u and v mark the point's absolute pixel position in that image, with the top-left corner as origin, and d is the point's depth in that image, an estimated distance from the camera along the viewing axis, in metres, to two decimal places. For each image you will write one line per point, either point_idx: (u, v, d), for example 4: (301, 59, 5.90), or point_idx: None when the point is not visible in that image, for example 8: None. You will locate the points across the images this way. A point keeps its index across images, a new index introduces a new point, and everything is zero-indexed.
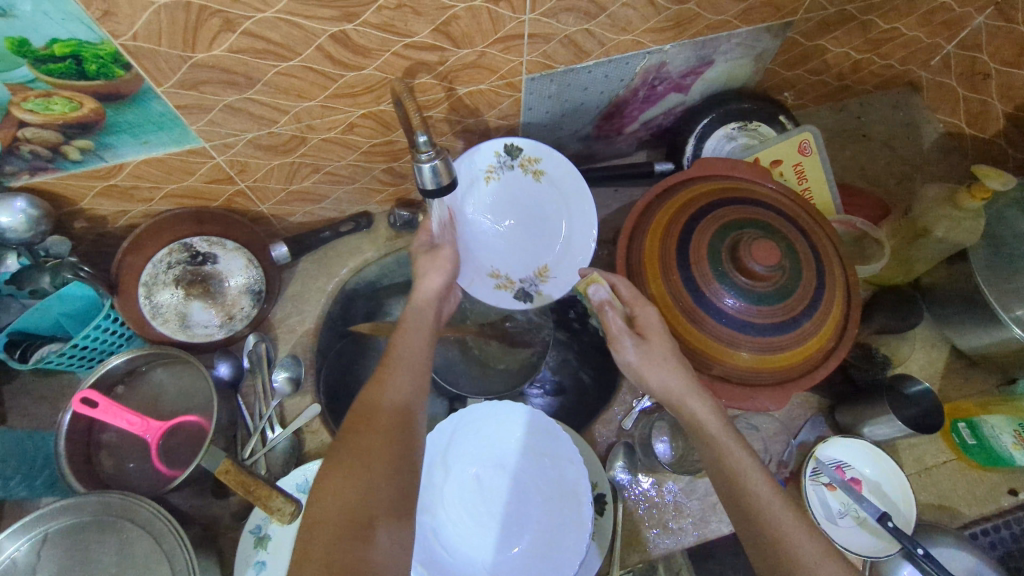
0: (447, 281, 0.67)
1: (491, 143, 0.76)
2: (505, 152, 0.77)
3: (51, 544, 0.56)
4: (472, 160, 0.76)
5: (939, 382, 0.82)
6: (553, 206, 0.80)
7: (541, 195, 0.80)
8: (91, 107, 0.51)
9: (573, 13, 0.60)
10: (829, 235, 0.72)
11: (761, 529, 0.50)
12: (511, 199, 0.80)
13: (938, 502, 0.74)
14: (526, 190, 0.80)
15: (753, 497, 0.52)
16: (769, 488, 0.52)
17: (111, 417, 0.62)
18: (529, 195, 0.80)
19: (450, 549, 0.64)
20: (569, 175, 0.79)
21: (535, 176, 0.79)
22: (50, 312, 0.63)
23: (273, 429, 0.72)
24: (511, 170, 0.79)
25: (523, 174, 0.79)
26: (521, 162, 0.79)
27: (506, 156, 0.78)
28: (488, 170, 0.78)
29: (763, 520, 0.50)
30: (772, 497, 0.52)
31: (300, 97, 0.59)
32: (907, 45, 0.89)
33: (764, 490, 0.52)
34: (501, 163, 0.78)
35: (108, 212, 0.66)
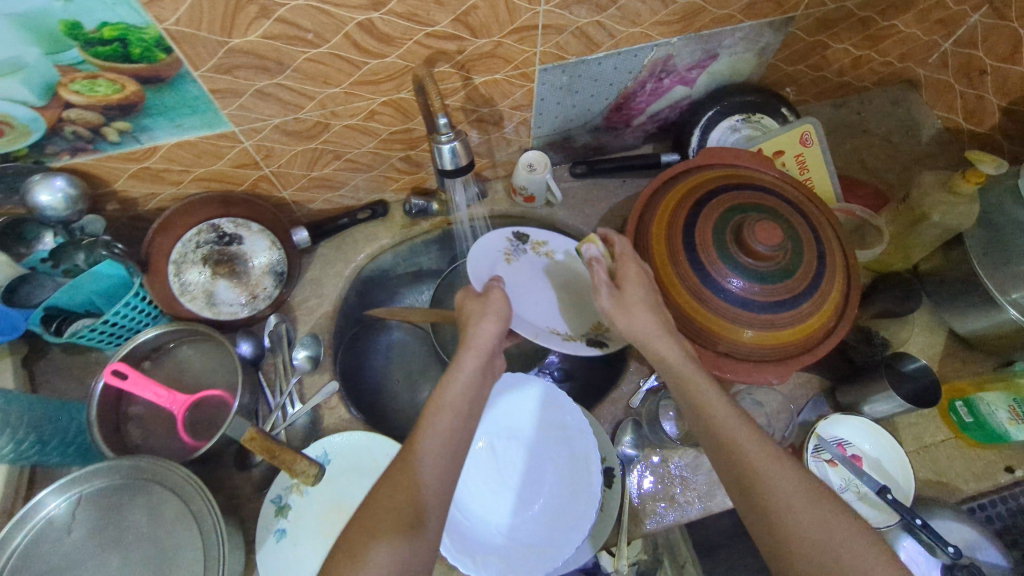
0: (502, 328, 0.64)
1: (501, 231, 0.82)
2: (515, 238, 0.82)
3: (86, 505, 0.59)
4: (489, 245, 0.80)
5: (938, 364, 0.84)
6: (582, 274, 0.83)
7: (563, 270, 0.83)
8: (133, 90, 0.55)
9: (585, 5, 0.63)
10: (828, 221, 0.75)
11: (745, 476, 0.53)
12: (538, 279, 0.81)
13: (937, 478, 0.76)
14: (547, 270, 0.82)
15: (736, 445, 0.54)
16: (753, 440, 0.54)
17: (138, 388, 0.66)
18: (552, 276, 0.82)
19: (468, 514, 0.68)
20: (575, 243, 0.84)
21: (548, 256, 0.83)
22: (83, 289, 0.66)
23: (293, 404, 0.75)
24: (524, 254, 0.82)
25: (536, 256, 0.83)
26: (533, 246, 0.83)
27: (516, 241, 0.83)
28: (505, 253, 0.81)
29: (752, 469, 0.52)
30: (751, 445, 0.54)
31: (326, 83, 0.62)
32: (906, 41, 0.92)
33: (748, 438, 0.54)
34: (514, 248, 0.82)
35: (139, 195, 0.69)
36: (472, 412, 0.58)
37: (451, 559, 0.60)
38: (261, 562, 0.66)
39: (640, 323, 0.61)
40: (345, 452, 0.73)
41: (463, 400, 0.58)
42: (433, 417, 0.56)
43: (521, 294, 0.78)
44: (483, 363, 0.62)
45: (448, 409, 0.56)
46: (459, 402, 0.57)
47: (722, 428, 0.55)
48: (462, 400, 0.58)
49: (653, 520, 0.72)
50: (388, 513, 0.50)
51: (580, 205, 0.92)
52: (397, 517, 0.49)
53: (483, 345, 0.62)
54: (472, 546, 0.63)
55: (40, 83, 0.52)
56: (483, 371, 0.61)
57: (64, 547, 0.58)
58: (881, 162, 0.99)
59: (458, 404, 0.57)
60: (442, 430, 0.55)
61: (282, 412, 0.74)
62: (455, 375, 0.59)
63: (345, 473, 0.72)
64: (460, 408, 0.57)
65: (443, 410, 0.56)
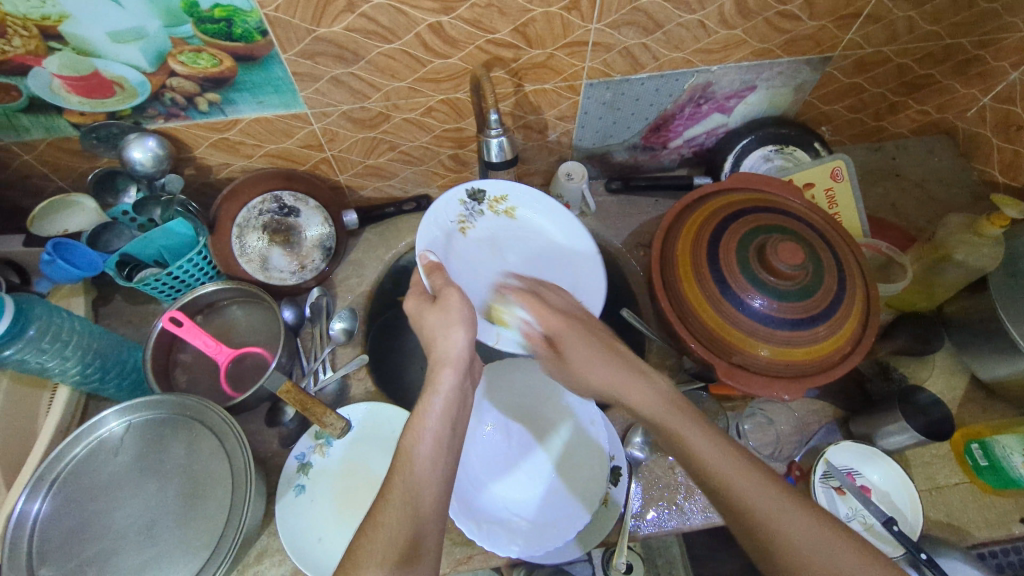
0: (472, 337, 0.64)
1: (456, 192, 0.80)
2: (470, 199, 0.81)
3: (134, 431, 0.66)
4: (441, 218, 0.78)
5: (957, 408, 0.84)
6: (542, 230, 0.84)
7: (523, 226, 0.84)
8: (228, 65, 0.62)
9: (633, 27, 0.69)
10: (852, 251, 0.77)
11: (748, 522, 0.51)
12: (496, 239, 0.82)
13: (948, 520, 0.75)
14: (503, 229, 0.83)
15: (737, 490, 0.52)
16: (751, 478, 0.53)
17: (189, 336, 0.70)
18: (511, 232, 0.83)
19: (477, 488, 0.72)
20: (528, 192, 0.83)
21: (506, 214, 0.83)
22: (154, 243, 0.72)
23: (325, 371, 0.80)
24: (481, 215, 0.82)
25: (494, 216, 0.83)
26: (488, 206, 0.82)
27: (472, 202, 0.81)
28: (460, 221, 0.80)
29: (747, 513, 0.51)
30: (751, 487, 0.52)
31: (393, 77, 0.69)
32: (943, 92, 0.94)
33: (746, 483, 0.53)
34: (470, 212, 0.81)
35: (214, 163, 0.77)
36: (455, 437, 0.59)
37: (461, 527, 0.65)
38: (279, 512, 0.69)
39: (602, 374, 0.65)
40: (367, 422, 0.77)
41: (445, 425, 0.58)
42: (415, 444, 0.55)
43: (480, 263, 0.80)
44: (460, 379, 0.62)
45: (428, 435, 0.56)
46: (442, 429, 0.58)
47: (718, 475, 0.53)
48: (443, 427, 0.58)
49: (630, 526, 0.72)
50: (383, 539, 0.48)
51: (612, 218, 0.96)
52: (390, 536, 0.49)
53: (458, 360, 0.62)
54: (479, 516, 0.68)
55: (153, 51, 0.60)
56: (458, 392, 0.61)
57: (111, 466, 0.64)
58: (913, 206, 1.00)
59: (440, 430, 0.57)
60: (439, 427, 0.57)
61: (315, 377, 0.79)
62: (431, 400, 0.59)
63: (365, 441, 0.76)
64: (441, 435, 0.57)
65: (423, 437, 0.56)
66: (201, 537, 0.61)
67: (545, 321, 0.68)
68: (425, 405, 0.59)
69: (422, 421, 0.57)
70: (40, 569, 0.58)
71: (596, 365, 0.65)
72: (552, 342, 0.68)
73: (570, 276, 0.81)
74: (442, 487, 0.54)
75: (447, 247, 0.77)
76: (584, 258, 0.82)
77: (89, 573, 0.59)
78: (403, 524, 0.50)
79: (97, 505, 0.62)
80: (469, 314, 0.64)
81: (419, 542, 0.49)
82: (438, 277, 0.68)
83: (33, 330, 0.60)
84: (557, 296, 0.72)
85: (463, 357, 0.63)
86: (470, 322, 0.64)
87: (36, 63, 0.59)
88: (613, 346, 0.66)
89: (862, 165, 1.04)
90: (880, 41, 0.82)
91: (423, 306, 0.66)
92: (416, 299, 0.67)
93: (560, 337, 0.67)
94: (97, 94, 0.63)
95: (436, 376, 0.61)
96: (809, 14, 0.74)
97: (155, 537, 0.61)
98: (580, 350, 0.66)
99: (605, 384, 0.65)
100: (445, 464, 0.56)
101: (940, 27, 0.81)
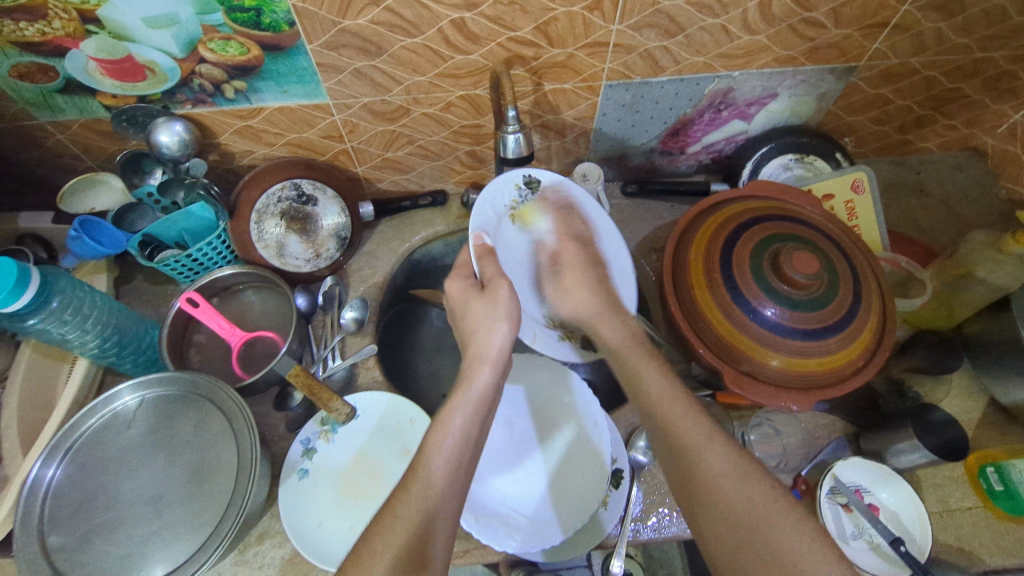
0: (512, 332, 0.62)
1: (511, 176, 0.77)
2: (525, 185, 0.78)
3: (147, 406, 0.68)
4: (495, 198, 0.76)
5: (974, 430, 0.81)
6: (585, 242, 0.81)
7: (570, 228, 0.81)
8: (256, 54, 0.64)
9: (655, 29, 0.69)
10: (871, 265, 0.76)
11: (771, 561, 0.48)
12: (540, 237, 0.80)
13: (958, 544, 0.73)
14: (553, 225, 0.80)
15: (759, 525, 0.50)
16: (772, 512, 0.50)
17: (205, 317, 0.72)
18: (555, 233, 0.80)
19: (482, 483, 0.72)
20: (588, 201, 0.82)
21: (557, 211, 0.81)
22: (176, 225, 0.74)
23: (334, 359, 0.81)
24: (532, 205, 0.80)
25: (545, 208, 0.80)
26: (542, 198, 0.80)
27: (527, 189, 0.79)
28: (511, 205, 0.78)
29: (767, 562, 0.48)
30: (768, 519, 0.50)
31: (414, 71, 0.70)
32: (972, 107, 0.92)
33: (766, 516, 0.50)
34: (523, 198, 0.79)
35: (237, 150, 0.79)
36: (479, 438, 0.58)
37: (461, 520, 0.65)
38: (282, 494, 0.70)
39: (579, 300, 0.75)
40: (382, 416, 0.78)
41: (472, 423, 0.58)
42: (440, 438, 0.56)
43: (521, 258, 0.78)
44: (495, 378, 0.62)
45: (455, 432, 0.57)
46: (469, 427, 0.58)
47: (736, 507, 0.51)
48: (470, 424, 0.58)
49: (630, 530, 0.71)
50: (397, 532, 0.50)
51: (626, 221, 0.96)
52: (404, 530, 0.50)
53: (497, 357, 0.62)
54: (478, 509, 0.68)
55: (185, 38, 0.62)
56: (492, 391, 0.61)
57: (123, 439, 0.66)
58: (936, 222, 0.98)
59: (466, 429, 0.57)
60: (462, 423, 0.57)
61: (324, 364, 0.80)
62: (463, 397, 0.59)
63: (378, 434, 0.77)
64: (466, 432, 0.57)
65: (449, 433, 0.56)
66: (204, 514, 0.62)
67: (563, 241, 0.80)
68: (457, 401, 0.59)
69: (452, 417, 0.57)
70: (50, 535, 0.60)
71: (585, 291, 0.76)
72: (556, 262, 0.79)
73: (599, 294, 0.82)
74: (458, 488, 0.54)
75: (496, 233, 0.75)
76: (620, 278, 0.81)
77: (96, 541, 0.60)
78: (412, 523, 0.50)
79: (108, 474, 0.64)
80: (516, 311, 0.63)
81: (427, 540, 0.49)
82: (489, 265, 0.66)
83: (56, 302, 0.63)
84: (579, 225, 0.81)
85: (502, 355, 0.63)
86: (516, 319, 0.63)
87: (73, 45, 0.61)
88: (602, 283, 0.77)
89: (884, 178, 1.03)
90: (907, 53, 0.81)
91: (469, 293, 0.65)
92: (462, 286, 0.67)
93: (564, 262, 0.79)
94: (130, 78, 0.65)
95: (471, 371, 0.61)
96: (835, 22, 0.73)
97: (160, 511, 0.62)
98: (575, 275, 0.77)
99: (583, 311, 0.75)
100: (463, 463, 0.55)
101: (970, 40, 0.79)
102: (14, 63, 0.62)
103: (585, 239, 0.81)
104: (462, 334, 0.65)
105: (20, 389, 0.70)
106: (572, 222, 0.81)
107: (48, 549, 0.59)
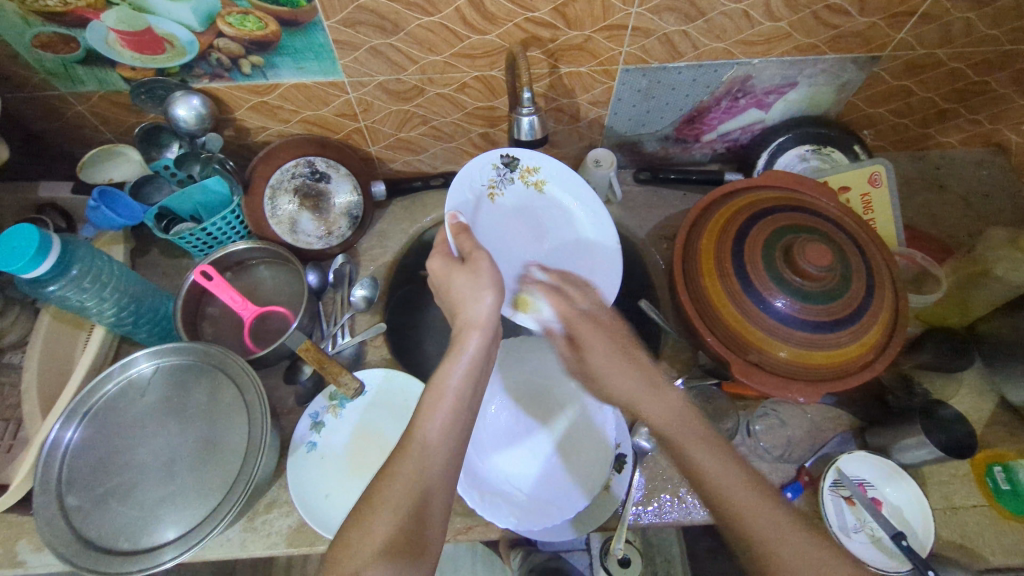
0: (497, 295, 0.63)
1: (488, 156, 0.80)
2: (503, 165, 0.81)
3: (162, 375, 0.69)
4: (471, 177, 0.79)
5: (982, 429, 0.80)
6: (568, 210, 0.84)
7: (550, 201, 0.84)
8: (273, 29, 0.64)
9: (674, 13, 0.68)
10: (885, 260, 0.75)
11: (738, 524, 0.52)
12: (523, 209, 0.83)
13: (961, 542, 0.73)
14: (529, 201, 0.83)
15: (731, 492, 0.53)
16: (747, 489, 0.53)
17: (218, 291, 0.73)
18: (535, 206, 0.84)
19: (483, 460, 0.73)
20: (563, 170, 0.82)
21: (536, 186, 0.83)
22: (191, 200, 0.75)
23: (343, 336, 0.82)
24: (511, 183, 0.82)
25: (524, 185, 0.83)
26: (520, 174, 0.82)
27: (504, 168, 0.81)
28: (491, 185, 0.81)
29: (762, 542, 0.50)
30: (738, 489, 0.53)
31: (430, 51, 0.70)
32: (997, 102, 0.90)
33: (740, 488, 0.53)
34: (501, 177, 0.82)
35: (253, 126, 0.80)
36: (473, 402, 0.59)
37: (463, 495, 0.66)
38: (292, 464, 0.72)
39: (619, 382, 0.66)
40: (382, 389, 0.79)
41: (466, 388, 0.58)
42: (435, 402, 0.56)
43: (504, 233, 0.81)
44: (486, 342, 0.62)
45: (450, 394, 0.57)
46: (464, 389, 0.58)
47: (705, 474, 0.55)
48: (465, 387, 0.59)
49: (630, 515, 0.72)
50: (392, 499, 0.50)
51: (637, 209, 0.96)
52: (405, 488, 0.51)
53: (486, 323, 0.62)
54: (481, 487, 0.69)
55: (204, 11, 0.62)
56: (484, 354, 0.62)
57: (138, 405, 0.68)
58: (954, 218, 0.96)
59: (460, 390, 0.58)
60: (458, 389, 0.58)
61: (333, 341, 0.81)
62: (456, 360, 0.60)
63: (378, 407, 0.78)
64: (461, 396, 0.58)
65: (445, 396, 0.57)
66: (215, 481, 0.64)
67: (568, 321, 0.72)
68: (450, 366, 0.60)
69: (445, 380, 0.58)
70: (68, 495, 0.62)
71: (615, 372, 0.67)
72: (575, 345, 0.71)
73: (587, 261, 0.83)
74: (453, 447, 0.54)
75: (473, 211, 0.79)
76: (604, 251, 0.82)
77: (112, 502, 0.62)
78: (412, 482, 0.51)
79: (123, 439, 0.66)
80: (498, 279, 0.63)
81: (428, 500, 0.51)
82: (465, 241, 0.67)
83: (75, 270, 0.64)
84: (580, 301, 0.75)
85: (491, 320, 0.63)
86: (500, 287, 0.63)
87: (94, 16, 0.61)
88: (628, 349, 0.68)
89: (903, 172, 1.01)
90: (933, 43, 0.79)
91: (450, 266, 0.65)
92: (442, 260, 0.66)
93: (585, 344, 0.70)
94: (148, 50, 0.66)
95: (462, 338, 0.61)
96: (860, 10, 0.71)
97: (174, 476, 0.64)
98: (596, 353, 0.68)
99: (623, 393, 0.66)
100: (462, 429, 0.56)
101: (999, 32, 0.77)
102: (37, 32, 0.63)
103: (595, 313, 0.73)
104: (450, 307, 0.66)
105: (40, 354, 0.72)
106: (573, 292, 0.76)
107: (65, 508, 0.62)
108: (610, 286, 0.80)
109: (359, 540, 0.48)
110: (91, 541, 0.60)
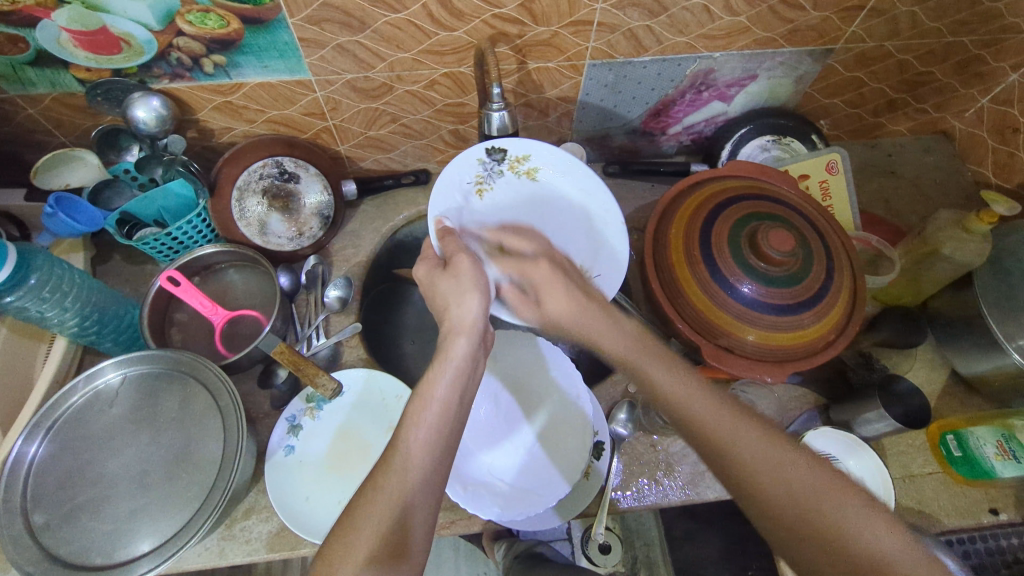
0: (484, 298, 0.62)
1: (474, 151, 0.80)
2: (489, 157, 0.80)
3: (131, 384, 0.67)
4: (456, 180, 0.81)
5: (935, 400, 0.85)
6: (568, 196, 0.82)
7: (546, 188, 0.82)
8: (236, 27, 0.63)
9: (639, 9, 0.70)
10: (846, 248, 0.77)
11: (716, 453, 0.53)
12: (514, 201, 0.82)
13: (919, 508, 0.77)
14: (521, 191, 0.82)
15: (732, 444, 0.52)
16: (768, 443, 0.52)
17: (186, 296, 0.71)
18: (532, 194, 0.83)
19: (470, 456, 0.74)
20: (553, 154, 0.80)
21: (527, 175, 0.82)
22: (154, 203, 0.72)
23: (318, 337, 0.81)
24: (499, 175, 0.82)
25: (513, 175, 0.82)
26: (509, 165, 0.81)
27: (490, 162, 0.81)
28: (477, 181, 0.81)
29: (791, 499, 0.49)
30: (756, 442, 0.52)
31: (397, 48, 0.70)
32: (941, 90, 0.95)
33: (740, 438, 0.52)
34: (488, 171, 0.81)
35: (217, 127, 0.78)
36: (462, 406, 0.58)
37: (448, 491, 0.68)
38: (269, 472, 0.71)
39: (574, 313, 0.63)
40: (361, 389, 0.78)
41: (454, 394, 0.57)
42: (421, 410, 0.55)
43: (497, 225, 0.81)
44: (473, 345, 0.60)
45: (436, 404, 0.56)
46: (451, 396, 0.57)
47: (698, 421, 0.55)
48: (452, 394, 0.57)
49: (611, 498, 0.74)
50: (367, 530, 0.48)
51: None
52: (388, 501, 0.50)
53: (472, 326, 0.60)
54: (465, 479, 0.71)
55: (162, 9, 0.60)
56: (471, 357, 0.60)
57: (106, 418, 0.66)
58: (905, 203, 1.00)
59: (448, 398, 0.57)
60: (444, 399, 0.56)
61: (308, 342, 0.80)
62: (443, 364, 0.58)
63: (361, 408, 0.78)
64: (448, 405, 0.56)
65: (430, 404, 0.56)
66: (189, 494, 0.63)
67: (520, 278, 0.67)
68: (435, 372, 0.58)
69: (432, 388, 0.57)
70: (34, 513, 0.60)
71: (574, 311, 0.63)
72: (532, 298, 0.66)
73: (592, 246, 0.81)
74: (439, 455, 0.54)
75: (461, 212, 0.80)
76: (611, 234, 0.81)
77: (82, 517, 0.61)
78: (394, 497, 0.50)
79: (92, 453, 0.64)
80: (482, 279, 0.63)
81: (410, 510, 0.50)
82: (448, 245, 0.68)
83: (34, 279, 0.62)
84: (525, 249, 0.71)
85: (478, 323, 0.61)
86: (483, 288, 0.62)
87: (44, 15, 0.59)
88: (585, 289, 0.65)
89: (858, 159, 1.05)
90: (883, 35, 0.83)
91: (434, 273, 0.65)
92: (427, 266, 0.66)
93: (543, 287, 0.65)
94: (104, 50, 0.63)
95: (448, 342, 0.60)
96: (813, 4, 0.74)
97: (147, 486, 0.63)
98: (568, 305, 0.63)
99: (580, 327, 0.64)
100: (448, 432, 0.55)
101: (943, 23, 0.81)
102: None
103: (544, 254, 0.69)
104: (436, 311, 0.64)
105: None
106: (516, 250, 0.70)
107: (32, 527, 0.60)
108: (616, 270, 0.79)
109: (341, 555, 0.47)
110: (62, 559, 0.59)
